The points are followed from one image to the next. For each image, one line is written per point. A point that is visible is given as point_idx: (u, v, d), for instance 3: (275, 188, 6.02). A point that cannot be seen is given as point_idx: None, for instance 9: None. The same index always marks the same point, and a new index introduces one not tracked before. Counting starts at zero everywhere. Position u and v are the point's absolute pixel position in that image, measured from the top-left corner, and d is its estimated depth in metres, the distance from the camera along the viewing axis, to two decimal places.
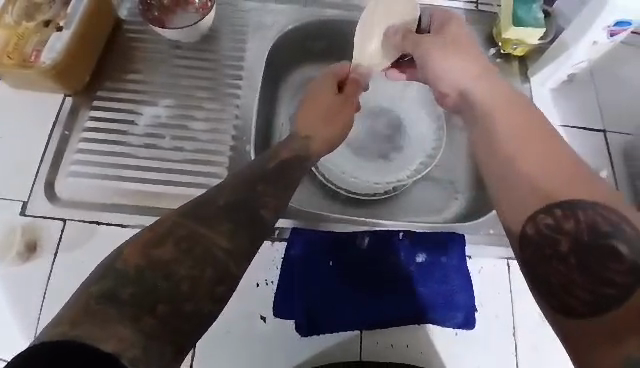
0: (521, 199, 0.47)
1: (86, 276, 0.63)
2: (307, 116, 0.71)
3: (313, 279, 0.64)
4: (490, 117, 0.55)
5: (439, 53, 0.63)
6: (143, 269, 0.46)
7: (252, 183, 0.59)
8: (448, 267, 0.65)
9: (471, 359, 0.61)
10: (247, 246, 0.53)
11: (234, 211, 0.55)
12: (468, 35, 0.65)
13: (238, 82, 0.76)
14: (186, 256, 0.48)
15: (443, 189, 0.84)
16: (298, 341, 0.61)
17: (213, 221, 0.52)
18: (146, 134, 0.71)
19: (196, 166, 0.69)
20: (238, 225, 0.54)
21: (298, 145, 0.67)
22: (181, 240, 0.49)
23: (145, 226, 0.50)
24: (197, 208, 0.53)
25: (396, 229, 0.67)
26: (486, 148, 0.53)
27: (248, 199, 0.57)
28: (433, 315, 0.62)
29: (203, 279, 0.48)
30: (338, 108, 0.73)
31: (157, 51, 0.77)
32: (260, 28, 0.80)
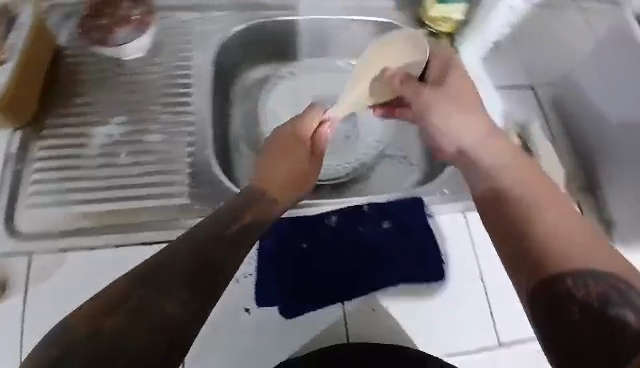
0: (531, 262, 0.50)
1: (60, 305, 0.61)
2: (275, 170, 0.69)
3: (291, 263, 0.67)
4: (498, 175, 0.59)
5: (437, 104, 0.71)
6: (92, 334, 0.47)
7: (211, 243, 0.56)
8: (412, 229, 0.71)
9: (445, 307, 0.67)
10: (203, 308, 0.53)
11: (190, 274, 0.53)
12: (466, 81, 0.71)
13: (188, 90, 0.77)
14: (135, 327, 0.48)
15: (399, 164, 0.90)
16: (287, 324, 0.63)
17: (166, 285, 0.51)
18: (103, 153, 0.71)
19: (159, 177, 0.70)
20: (194, 289, 0.52)
21: (258, 208, 0.63)
22: (133, 308, 0.49)
23: (96, 294, 0.50)
24: (150, 273, 0.52)
25: (360, 203, 0.72)
26: (493, 205, 0.57)
27: (204, 260, 0.55)
28: (406, 274, 0.68)
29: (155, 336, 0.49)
30: (303, 167, 0.71)
31: (102, 73, 0.77)
32: (202, 37, 0.81)
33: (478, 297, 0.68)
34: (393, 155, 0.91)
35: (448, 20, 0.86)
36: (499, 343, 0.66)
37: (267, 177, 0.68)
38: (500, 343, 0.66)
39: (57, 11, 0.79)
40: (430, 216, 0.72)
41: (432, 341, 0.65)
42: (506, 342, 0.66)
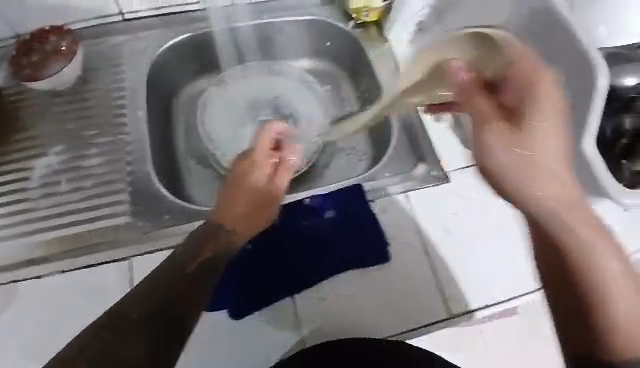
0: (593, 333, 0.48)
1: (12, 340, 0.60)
2: (236, 197, 0.64)
3: (238, 265, 0.68)
4: (566, 227, 0.47)
5: (508, 139, 0.49)
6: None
7: (178, 286, 0.56)
8: (354, 215, 0.72)
9: (394, 287, 0.69)
10: (172, 349, 0.54)
11: (153, 318, 0.54)
12: (553, 95, 0.50)
13: (123, 110, 0.78)
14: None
15: (348, 156, 0.91)
16: (239, 324, 0.65)
17: (127, 331, 0.53)
18: (44, 184, 0.72)
19: (100, 199, 0.72)
20: (158, 333, 0.54)
21: (222, 239, 0.61)
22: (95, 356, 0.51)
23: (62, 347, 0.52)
24: (113, 321, 0.54)
25: (301, 197, 0.73)
26: (562, 268, 0.48)
27: (168, 304, 0.55)
28: (352, 260, 0.69)
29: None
30: (265, 194, 0.65)
31: (39, 106, 0.79)
32: (133, 57, 0.82)
33: (426, 273, 0.70)
34: (341, 147, 0.92)
35: (371, 11, 0.87)
36: (451, 316, 0.67)
37: (228, 205, 0.63)
38: (451, 316, 0.67)
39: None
40: (372, 200, 0.74)
41: (383, 321, 0.67)
42: (458, 314, 0.67)
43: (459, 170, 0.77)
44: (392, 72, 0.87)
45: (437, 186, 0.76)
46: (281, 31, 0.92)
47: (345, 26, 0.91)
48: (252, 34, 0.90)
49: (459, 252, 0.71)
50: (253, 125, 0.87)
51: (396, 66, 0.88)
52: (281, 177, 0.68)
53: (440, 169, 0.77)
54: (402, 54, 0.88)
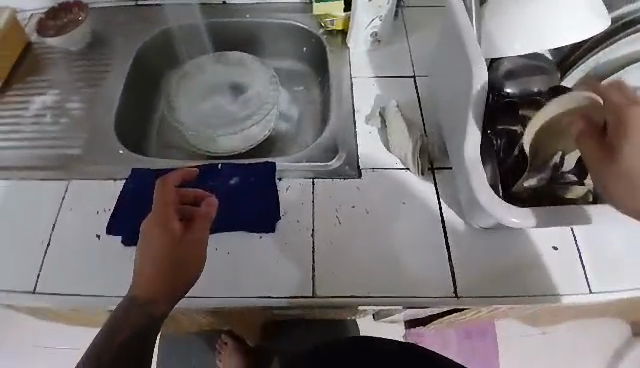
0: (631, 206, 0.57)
1: None
2: (148, 261, 0.62)
3: (145, 205, 0.79)
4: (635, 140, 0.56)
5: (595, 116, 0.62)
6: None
7: (128, 340, 0.57)
8: (255, 185, 0.79)
9: (272, 255, 0.74)
10: None
11: None
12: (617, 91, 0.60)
13: (109, 71, 0.96)
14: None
15: (296, 147, 1.00)
16: (128, 252, 0.75)
17: None
18: (34, 115, 0.91)
19: (68, 135, 0.89)
20: None
21: (148, 304, 0.60)
22: None
23: None
24: None
25: (217, 163, 0.83)
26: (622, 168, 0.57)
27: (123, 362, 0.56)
28: (241, 223, 0.76)
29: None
30: (183, 250, 0.64)
31: (52, 56, 0.98)
32: (132, 33, 1.00)
33: (305, 251, 0.75)
34: (293, 139, 1.01)
35: (336, 19, 0.96)
36: (314, 295, 0.72)
37: (142, 272, 0.62)
38: (314, 295, 0.72)
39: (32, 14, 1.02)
40: (280, 179, 0.81)
41: (250, 283, 0.72)
42: (319, 295, 0.72)
43: (370, 169, 0.81)
44: (345, 76, 0.94)
45: (346, 179, 0.81)
46: (261, 30, 1.04)
47: (316, 32, 1.00)
48: (235, 29, 1.04)
49: (343, 240, 0.75)
50: (209, 102, 0.98)
51: (348, 71, 0.94)
52: (197, 228, 0.66)
53: (353, 167, 0.82)
54: (357, 61, 0.94)
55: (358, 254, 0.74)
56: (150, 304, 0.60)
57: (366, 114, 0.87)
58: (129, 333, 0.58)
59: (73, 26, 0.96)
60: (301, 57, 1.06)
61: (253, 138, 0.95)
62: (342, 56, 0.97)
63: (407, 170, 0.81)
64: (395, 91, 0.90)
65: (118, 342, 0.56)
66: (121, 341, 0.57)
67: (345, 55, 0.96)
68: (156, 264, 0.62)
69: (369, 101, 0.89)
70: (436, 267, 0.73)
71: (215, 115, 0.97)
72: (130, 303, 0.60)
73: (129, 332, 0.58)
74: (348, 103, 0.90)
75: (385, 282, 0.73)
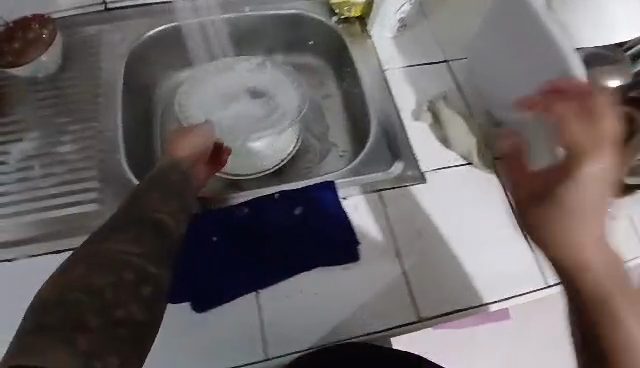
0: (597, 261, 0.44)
1: None
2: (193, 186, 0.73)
3: (204, 258, 0.67)
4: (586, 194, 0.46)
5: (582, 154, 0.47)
6: (63, 294, 0.46)
7: (145, 202, 0.59)
8: (324, 211, 0.70)
9: (363, 287, 0.66)
10: (157, 240, 0.55)
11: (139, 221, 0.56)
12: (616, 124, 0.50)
13: (98, 98, 0.78)
14: (103, 269, 0.49)
15: (330, 151, 0.90)
16: (200, 319, 0.64)
17: (93, 273, 0.49)
18: (19, 169, 0.74)
19: (67, 187, 0.72)
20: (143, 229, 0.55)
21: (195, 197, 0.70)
22: (75, 290, 0.47)
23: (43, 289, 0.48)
24: (67, 277, 0.48)
25: (272, 192, 0.72)
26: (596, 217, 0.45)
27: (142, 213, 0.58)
28: (319, 258, 0.67)
29: (127, 278, 0.49)
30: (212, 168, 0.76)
31: (18, 91, 0.81)
32: (113, 46, 0.83)
33: (396, 274, 0.67)
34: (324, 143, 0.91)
35: (354, 6, 0.87)
36: (419, 319, 0.65)
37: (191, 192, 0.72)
38: (419, 319, 0.65)
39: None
40: (344, 198, 0.72)
41: (349, 324, 0.64)
42: (424, 317, 0.65)
43: (433, 171, 0.75)
44: (373, 69, 0.86)
45: (412, 185, 0.74)
46: (263, 23, 0.90)
47: (328, 21, 0.89)
48: (232, 27, 0.90)
49: (430, 254, 0.69)
50: (225, 116, 0.86)
51: (377, 63, 0.86)
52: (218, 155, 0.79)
53: (416, 169, 0.75)
54: (383, 50, 0.86)
55: (454, 265, 0.68)
56: (174, 180, 0.66)
57: (411, 109, 0.80)
58: (176, 176, 0.68)
59: (36, 51, 0.79)
60: (310, 48, 0.95)
61: (282, 151, 0.87)
62: (365, 46, 0.87)
63: (473, 166, 0.75)
64: (433, 78, 0.83)
65: (148, 212, 0.58)
66: (145, 206, 0.59)
67: (368, 45, 0.88)
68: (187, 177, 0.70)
69: (408, 92, 0.82)
70: (527, 262, 0.69)
71: (239, 126, 0.86)
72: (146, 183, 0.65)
73: (161, 202, 0.61)
74: (387, 98, 0.83)
75: (486, 285, 0.68)
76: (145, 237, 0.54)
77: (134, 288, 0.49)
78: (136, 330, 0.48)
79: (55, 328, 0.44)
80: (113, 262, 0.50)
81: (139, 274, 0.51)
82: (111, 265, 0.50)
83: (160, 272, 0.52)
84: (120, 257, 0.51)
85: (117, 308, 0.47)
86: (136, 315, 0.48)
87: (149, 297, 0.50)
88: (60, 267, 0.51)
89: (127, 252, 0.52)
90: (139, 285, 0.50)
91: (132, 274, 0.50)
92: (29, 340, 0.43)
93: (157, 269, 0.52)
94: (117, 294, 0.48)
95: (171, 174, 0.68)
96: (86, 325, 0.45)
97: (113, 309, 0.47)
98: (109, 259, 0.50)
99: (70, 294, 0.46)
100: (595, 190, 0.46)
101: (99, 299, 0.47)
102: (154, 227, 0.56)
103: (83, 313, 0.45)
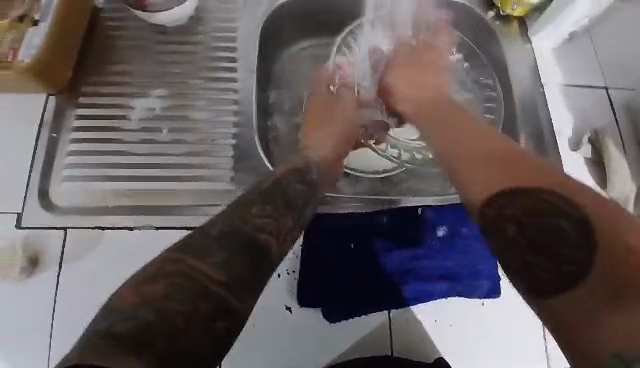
0: (443, 131, 0.58)
1: (105, 291, 0.60)
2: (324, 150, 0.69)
3: (338, 265, 0.63)
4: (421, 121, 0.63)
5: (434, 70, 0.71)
6: (137, 306, 0.42)
7: (247, 204, 0.55)
8: (469, 237, 0.64)
9: (500, 325, 0.62)
10: (247, 272, 0.49)
11: (226, 237, 0.50)
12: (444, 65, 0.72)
13: (234, 64, 0.72)
14: (180, 290, 0.44)
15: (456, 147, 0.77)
16: (329, 329, 0.60)
17: (165, 297, 0.43)
18: (143, 127, 0.68)
19: (195, 158, 0.67)
20: (232, 252, 0.49)
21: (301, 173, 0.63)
22: (152, 301, 0.43)
23: (121, 290, 0.44)
24: (141, 286, 0.44)
25: (414, 205, 0.66)
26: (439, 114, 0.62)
27: (237, 226, 0.52)
28: (459, 287, 0.62)
29: (202, 308, 0.44)
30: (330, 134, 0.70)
31: (140, 37, 0.73)
32: (250, 6, 0.75)
33: (535, 320, 0.62)
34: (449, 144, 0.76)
35: (521, 5, 0.74)
36: None
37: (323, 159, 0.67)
38: None
39: None
40: None
41: (481, 362, 0.60)
42: None
43: None
44: (527, 81, 0.75)
45: None
46: None
47: (484, 15, 0.77)
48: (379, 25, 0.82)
49: None
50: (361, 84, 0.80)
51: (535, 73, 0.75)
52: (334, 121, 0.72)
53: None
54: (543, 61, 0.76)
55: None
56: (290, 193, 0.59)
57: (568, 137, 0.72)
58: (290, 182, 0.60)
59: (174, 1, 0.72)
60: None
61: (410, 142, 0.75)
62: (522, 53, 0.76)
63: None
64: (590, 106, 0.73)
65: (245, 228, 0.52)
66: (244, 221, 0.52)
67: (525, 53, 0.76)
68: (312, 189, 0.62)
69: (566, 118, 0.73)
70: None
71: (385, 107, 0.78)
72: (260, 191, 0.57)
73: (265, 218, 0.54)
74: (538, 121, 0.73)
75: None
76: (235, 265, 0.48)
77: (207, 321, 0.44)
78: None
79: (123, 337, 0.40)
80: (192, 283, 0.45)
81: (218, 306, 0.45)
82: (186, 288, 0.45)
83: (242, 307, 0.47)
84: (198, 275, 0.46)
85: (184, 337, 0.42)
86: (203, 352, 0.42)
87: (224, 332, 0.45)
88: (137, 274, 0.46)
89: (209, 278, 0.46)
90: (211, 319, 0.44)
91: (210, 305, 0.45)
92: (94, 347, 0.38)
93: (239, 302, 0.47)
94: (190, 323, 0.43)
95: (291, 183, 0.60)
96: (154, 346, 0.40)
97: (181, 340, 0.41)
98: (192, 280, 0.45)
99: (142, 310, 0.42)
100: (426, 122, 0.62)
101: (168, 324, 0.41)
102: (252, 252, 0.51)
103: (150, 334, 0.41)
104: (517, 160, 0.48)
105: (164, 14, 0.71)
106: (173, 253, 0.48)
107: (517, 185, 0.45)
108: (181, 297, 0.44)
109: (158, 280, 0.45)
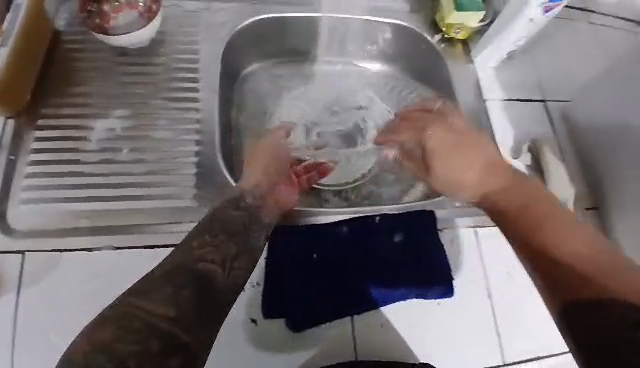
0: (464, 187, 0.70)
1: (65, 313, 0.59)
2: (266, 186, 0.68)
3: (301, 274, 0.65)
4: (455, 180, 0.71)
5: (439, 138, 0.73)
6: (90, 352, 0.46)
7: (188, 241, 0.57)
8: (424, 242, 0.68)
9: (456, 324, 0.65)
10: (195, 305, 0.51)
11: (174, 275, 0.52)
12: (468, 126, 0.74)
13: (195, 84, 0.74)
14: (130, 331, 0.48)
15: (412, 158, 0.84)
16: (293, 337, 0.62)
17: (115, 341, 0.47)
18: (104, 148, 0.69)
19: (157, 177, 0.68)
20: (180, 287, 0.51)
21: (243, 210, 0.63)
22: (105, 347, 0.47)
23: (79, 338, 0.48)
24: (94, 332, 0.48)
25: (372, 214, 0.69)
26: (461, 174, 0.71)
27: (184, 260, 0.54)
28: (417, 290, 0.65)
29: (152, 347, 0.47)
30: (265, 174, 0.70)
31: (101, 60, 0.74)
32: (211, 29, 0.78)
33: (487, 316, 0.66)
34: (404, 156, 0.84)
35: (463, 29, 0.80)
36: (504, 363, 0.65)
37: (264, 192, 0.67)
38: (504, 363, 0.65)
39: None
40: (442, 230, 0.69)
41: (441, 361, 0.63)
42: (510, 361, 0.65)
43: None
44: (472, 96, 0.81)
45: None
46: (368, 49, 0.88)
47: (431, 39, 0.83)
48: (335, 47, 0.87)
49: (525, 302, 0.67)
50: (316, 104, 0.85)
51: (478, 89, 0.81)
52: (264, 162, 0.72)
53: None
54: (486, 78, 0.82)
55: (543, 316, 0.67)
56: (229, 223, 0.60)
57: (510, 146, 0.78)
58: (231, 213, 0.61)
59: (135, 25, 0.73)
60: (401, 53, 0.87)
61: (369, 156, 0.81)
62: (467, 70, 0.82)
63: None
64: (528, 118, 0.80)
65: (187, 263, 0.54)
66: (188, 255, 0.55)
67: (469, 71, 0.82)
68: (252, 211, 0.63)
69: (508, 130, 0.79)
70: None
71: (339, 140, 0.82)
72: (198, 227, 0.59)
73: (206, 250, 0.56)
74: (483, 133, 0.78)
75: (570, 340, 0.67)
76: (182, 299, 0.51)
77: (159, 359, 0.47)
78: None
79: None
80: (142, 324, 0.48)
81: (168, 343, 0.48)
82: (137, 328, 0.48)
83: (194, 341, 0.49)
84: (149, 315, 0.49)
85: None
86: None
87: (178, 367, 0.48)
88: (94, 319, 0.50)
89: (157, 317, 0.49)
90: (166, 356, 0.48)
91: (159, 341, 0.48)
92: None
93: (190, 337, 0.49)
94: (142, 363, 0.46)
95: (230, 213, 0.61)
96: None
97: None
98: (141, 322, 0.48)
99: (97, 355, 0.46)
100: (467, 173, 0.70)
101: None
102: (196, 285, 0.52)
103: None
104: (566, 248, 0.55)
105: (123, 38, 0.72)
106: (126, 296, 0.50)
107: (584, 284, 0.51)
108: (131, 338, 0.47)
109: (109, 323, 0.48)
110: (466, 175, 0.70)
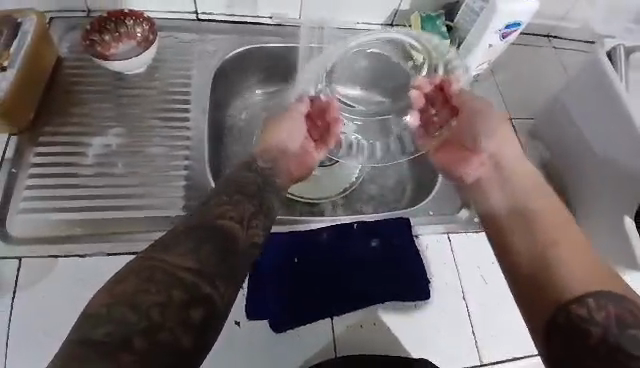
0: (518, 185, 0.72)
1: (58, 315, 0.62)
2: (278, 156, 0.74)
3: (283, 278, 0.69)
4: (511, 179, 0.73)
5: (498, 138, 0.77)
6: (111, 306, 0.46)
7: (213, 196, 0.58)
8: (401, 247, 0.72)
9: (433, 325, 0.68)
10: (215, 257, 0.51)
11: (193, 231, 0.53)
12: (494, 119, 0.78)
13: (188, 105, 0.81)
14: (153, 283, 0.47)
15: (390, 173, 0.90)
16: (276, 339, 0.64)
17: (138, 294, 0.46)
18: (101, 162, 0.74)
19: (149, 189, 0.72)
20: (200, 240, 0.52)
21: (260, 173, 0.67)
22: (126, 299, 0.46)
23: (98, 294, 0.47)
24: (115, 286, 0.47)
25: (350, 222, 0.74)
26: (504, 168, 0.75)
27: (203, 217, 0.55)
28: (395, 292, 0.68)
29: (175, 298, 0.47)
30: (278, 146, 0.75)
31: (101, 83, 0.81)
32: (203, 57, 0.86)
33: (462, 317, 0.69)
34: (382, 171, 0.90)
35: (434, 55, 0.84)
36: (481, 363, 0.67)
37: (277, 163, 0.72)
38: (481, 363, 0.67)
39: (62, 26, 0.83)
40: (419, 236, 0.74)
41: None
42: (486, 361, 0.67)
43: None
44: None
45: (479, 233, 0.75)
46: None
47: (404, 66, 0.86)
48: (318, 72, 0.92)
49: (498, 304, 0.71)
50: None
51: None
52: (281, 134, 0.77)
53: None
54: None
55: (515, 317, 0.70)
56: (244, 184, 0.62)
57: None
58: (244, 175, 0.64)
59: (133, 53, 0.80)
60: None
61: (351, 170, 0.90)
62: None
63: None
64: None
65: (206, 219, 0.54)
66: (206, 213, 0.55)
67: None
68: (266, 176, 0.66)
69: None
70: None
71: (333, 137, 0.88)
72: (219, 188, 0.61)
73: (227, 207, 0.57)
74: None
75: None
76: (204, 252, 0.51)
77: (182, 309, 0.47)
78: (178, 358, 0.45)
79: (97, 343, 0.44)
80: (165, 277, 0.48)
81: (190, 295, 0.48)
82: (160, 282, 0.48)
83: (215, 293, 0.49)
84: (172, 268, 0.49)
85: (162, 330, 0.45)
86: (182, 342, 0.46)
87: (200, 321, 0.47)
88: (111, 279, 0.49)
89: (180, 269, 0.49)
90: (189, 307, 0.47)
91: (182, 293, 0.47)
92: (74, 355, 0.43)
93: (212, 289, 0.49)
94: (164, 315, 0.46)
95: (244, 176, 0.64)
96: (133, 345, 0.44)
97: (159, 331, 0.45)
98: (164, 274, 0.48)
99: (117, 309, 0.45)
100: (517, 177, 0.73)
101: (145, 319, 0.45)
102: (218, 239, 0.53)
103: (130, 331, 0.45)
104: (560, 254, 0.60)
105: (117, 63, 0.78)
106: (146, 254, 0.50)
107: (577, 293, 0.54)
108: (154, 289, 0.47)
109: (129, 278, 0.48)
110: (512, 164, 0.75)
